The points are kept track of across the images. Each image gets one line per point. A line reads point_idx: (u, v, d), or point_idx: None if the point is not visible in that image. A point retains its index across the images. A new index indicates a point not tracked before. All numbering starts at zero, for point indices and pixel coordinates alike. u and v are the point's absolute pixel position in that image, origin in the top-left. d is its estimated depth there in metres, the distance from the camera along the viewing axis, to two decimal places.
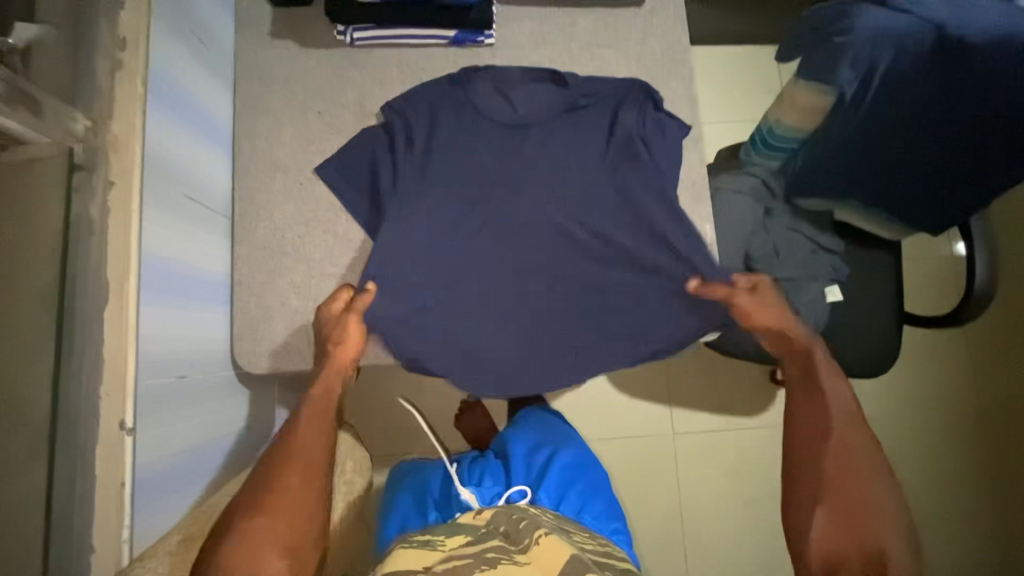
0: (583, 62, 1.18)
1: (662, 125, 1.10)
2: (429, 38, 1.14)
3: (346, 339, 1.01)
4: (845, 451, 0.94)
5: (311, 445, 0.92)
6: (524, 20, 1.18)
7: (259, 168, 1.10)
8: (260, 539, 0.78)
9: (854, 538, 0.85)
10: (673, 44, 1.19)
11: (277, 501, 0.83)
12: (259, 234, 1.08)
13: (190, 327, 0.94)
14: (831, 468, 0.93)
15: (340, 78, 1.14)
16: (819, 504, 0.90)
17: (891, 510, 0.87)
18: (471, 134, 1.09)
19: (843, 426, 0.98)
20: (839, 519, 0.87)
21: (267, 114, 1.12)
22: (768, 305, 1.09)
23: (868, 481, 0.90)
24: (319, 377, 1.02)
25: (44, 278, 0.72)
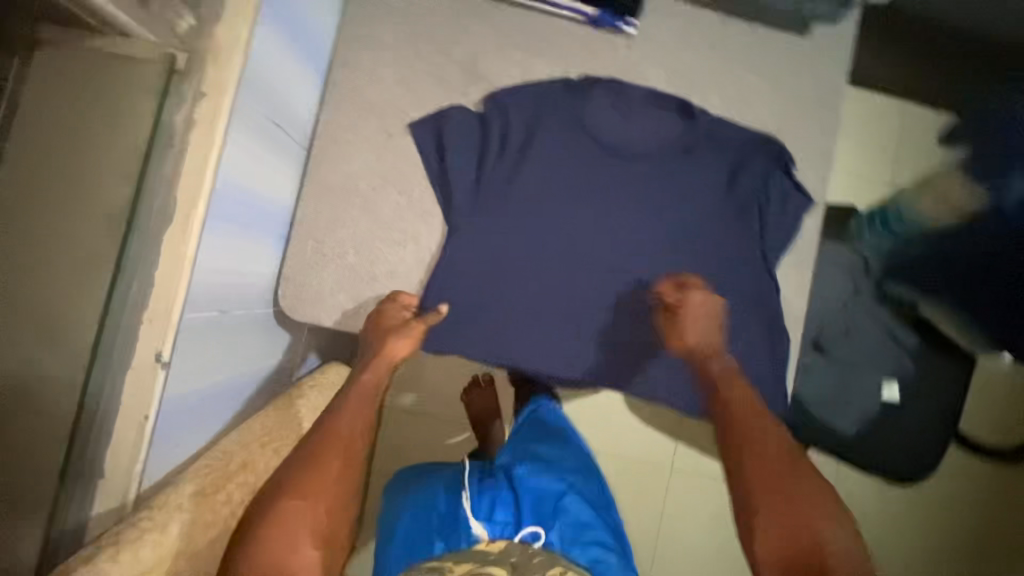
0: (724, 82, 1.05)
1: (784, 199, 1.02)
2: (566, 10, 1.02)
3: (399, 342, 0.94)
4: (755, 438, 0.80)
5: (355, 424, 0.84)
6: (675, 15, 1.04)
7: (349, 105, 1.01)
8: (295, 525, 0.71)
9: (800, 542, 0.69)
10: (825, 90, 1.06)
11: (314, 482, 0.75)
12: (332, 176, 1.01)
13: (246, 260, 0.88)
14: (756, 468, 0.77)
15: (457, 26, 1.02)
16: (755, 511, 0.74)
17: (824, 500, 0.74)
18: (574, 149, 1.03)
19: (783, 441, 0.80)
20: (777, 517, 0.72)
21: (371, 46, 1.02)
22: (705, 325, 0.95)
23: (802, 476, 0.76)
24: (367, 366, 0.93)
25: (117, 190, 0.65)
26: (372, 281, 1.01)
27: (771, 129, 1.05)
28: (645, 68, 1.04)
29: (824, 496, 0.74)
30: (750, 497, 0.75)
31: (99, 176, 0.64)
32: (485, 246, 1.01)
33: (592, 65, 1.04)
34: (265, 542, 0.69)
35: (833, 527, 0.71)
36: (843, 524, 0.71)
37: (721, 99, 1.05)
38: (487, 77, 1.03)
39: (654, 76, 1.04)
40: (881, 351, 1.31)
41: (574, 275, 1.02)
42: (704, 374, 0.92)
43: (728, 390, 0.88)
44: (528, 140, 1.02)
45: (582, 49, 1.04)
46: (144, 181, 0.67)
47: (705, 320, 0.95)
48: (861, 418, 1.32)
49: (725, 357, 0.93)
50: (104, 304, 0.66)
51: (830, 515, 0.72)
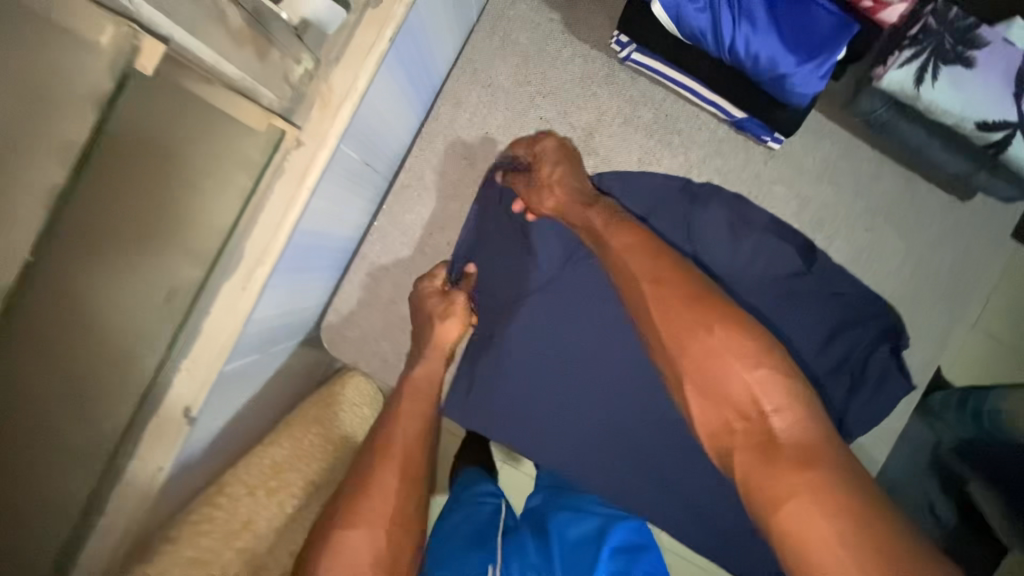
0: (856, 229, 0.94)
1: (886, 379, 0.91)
2: (709, 105, 0.89)
3: (446, 325, 0.88)
4: (673, 316, 0.72)
5: (406, 439, 0.83)
6: (823, 140, 0.93)
7: (447, 144, 0.93)
8: (354, 552, 0.74)
9: (728, 413, 0.67)
10: (965, 266, 0.94)
11: (369, 510, 0.77)
12: (410, 217, 0.94)
13: (297, 298, 0.81)
14: (661, 327, 0.73)
15: (585, 91, 0.93)
16: (685, 390, 0.70)
17: (746, 351, 0.67)
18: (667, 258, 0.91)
19: (685, 310, 0.71)
20: (699, 378, 0.69)
21: (487, 87, 0.92)
22: (558, 175, 0.85)
23: (708, 330, 0.69)
24: (416, 362, 0.89)
25: (199, 240, 0.57)
26: None
27: (888, 294, 0.95)
28: (775, 189, 0.94)
29: (735, 327, 0.69)
30: (675, 372, 0.72)
31: (185, 232, 0.56)
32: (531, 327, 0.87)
33: (718, 170, 0.94)
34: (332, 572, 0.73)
35: (785, 417, 0.65)
36: (793, 410, 0.65)
37: (847, 244, 0.94)
38: (601, 154, 0.94)
39: (782, 201, 0.94)
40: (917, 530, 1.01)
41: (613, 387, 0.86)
42: (590, 232, 0.83)
43: (612, 239, 0.80)
44: None
45: (712, 151, 0.94)
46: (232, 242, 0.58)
47: (561, 171, 0.85)
48: None
49: (610, 204, 0.85)
50: (162, 360, 0.59)
51: (792, 398, 0.66)
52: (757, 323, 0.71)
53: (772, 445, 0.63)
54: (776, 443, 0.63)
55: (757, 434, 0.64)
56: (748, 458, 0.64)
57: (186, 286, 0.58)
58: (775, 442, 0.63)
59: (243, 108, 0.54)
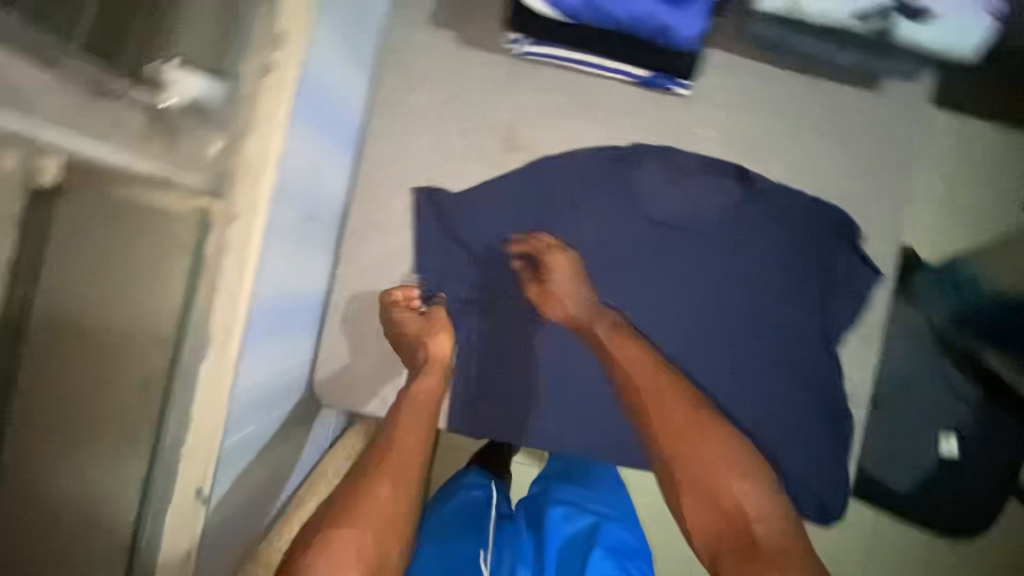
0: (786, 146, 0.97)
1: (852, 276, 0.95)
2: (615, 72, 0.94)
3: (436, 341, 0.91)
4: (665, 412, 0.82)
5: (402, 446, 0.82)
6: (729, 74, 0.97)
7: (384, 181, 0.97)
8: (343, 547, 0.68)
9: (719, 518, 0.74)
10: (894, 152, 0.98)
11: (362, 511, 0.73)
12: (367, 258, 0.97)
13: (276, 360, 0.82)
14: (659, 432, 0.82)
15: (497, 94, 0.96)
16: (683, 491, 0.78)
17: (732, 461, 0.79)
18: (613, 226, 0.95)
19: (684, 420, 0.81)
20: (699, 483, 0.76)
21: (405, 118, 0.97)
22: (575, 272, 0.93)
23: (711, 441, 0.80)
24: (415, 376, 0.90)
25: (156, 332, 0.57)
26: None
27: (836, 197, 0.97)
28: (700, 131, 0.97)
29: (728, 447, 0.80)
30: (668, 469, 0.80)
31: (139, 329, 0.56)
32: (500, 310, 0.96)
33: (642, 130, 0.96)
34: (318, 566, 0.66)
35: (765, 525, 0.73)
36: (774, 523, 0.73)
37: (782, 162, 0.97)
38: (529, 147, 0.97)
39: (709, 139, 0.97)
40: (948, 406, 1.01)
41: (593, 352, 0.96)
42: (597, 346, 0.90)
43: (617, 351, 0.88)
44: (568, 216, 0.96)
45: (631, 113, 0.96)
46: (185, 330, 0.58)
47: (579, 288, 0.92)
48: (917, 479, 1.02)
49: (619, 318, 0.92)
50: (152, 457, 0.59)
51: (774, 512, 0.75)
52: (748, 444, 0.83)
53: (753, 547, 0.70)
54: (758, 547, 0.70)
55: (742, 540, 0.71)
56: (732, 558, 0.70)
57: (154, 381, 0.58)
58: (756, 549, 0.69)
59: (167, 197, 0.56)
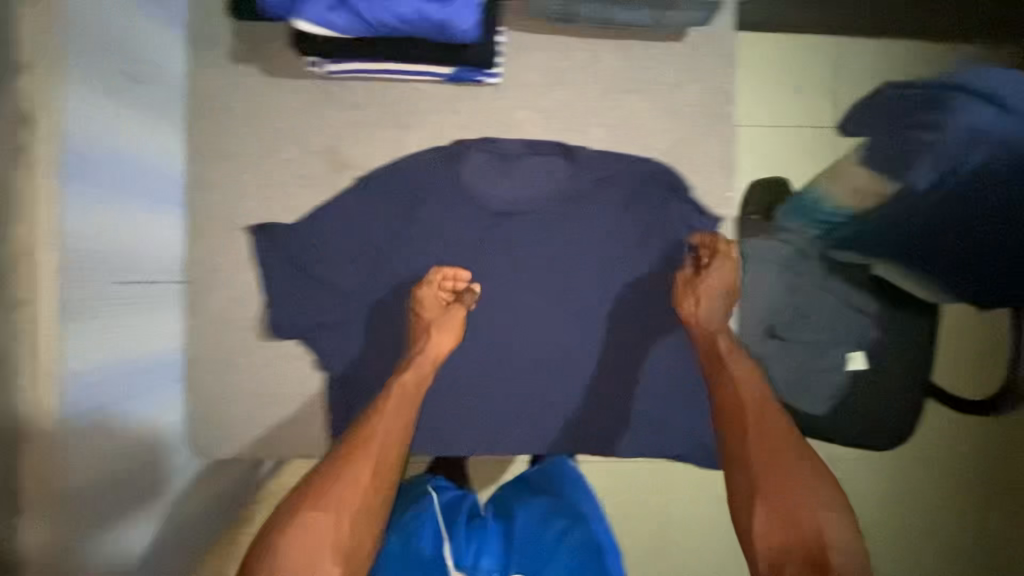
0: (604, 112, 0.98)
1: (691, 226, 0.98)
2: (419, 74, 0.93)
3: (441, 336, 0.89)
4: (787, 467, 0.81)
5: (383, 433, 0.82)
6: (536, 52, 0.97)
7: (219, 228, 0.96)
8: (316, 537, 0.73)
9: (793, 538, 0.77)
10: (714, 95, 0.99)
11: (339, 499, 0.76)
12: (219, 305, 0.96)
13: (138, 428, 0.81)
14: (754, 451, 0.83)
15: (313, 119, 0.96)
16: (756, 503, 0.80)
17: (820, 493, 0.80)
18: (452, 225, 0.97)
19: (799, 451, 0.83)
20: (776, 505, 0.79)
21: (225, 159, 0.96)
22: (712, 290, 0.92)
23: (792, 461, 0.82)
24: (410, 363, 0.88)
25: None
26: (285, 400, 0.98)
27: (663, 152, 0.99)
28: (518, 115, 0.97)
29: (827, 479, 0.81)
30: (750, 488, 0.81)
31: None
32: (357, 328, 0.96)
33: (462, 124, 0.97)
34: (289, 552, 0.72)
35: (845, 555, 0.75)
36: (852, 550, 0.76)
37: (604, 128, 0.98)
38: (355, 163, 0.97)
39: (529, 121, 0.98)
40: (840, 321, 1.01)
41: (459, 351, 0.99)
42: (711, 352, 0.92)
43: (730, 367, 0.89)
44: (410, 224, 0.96)
45: (448, 110, 0.97)
46: None
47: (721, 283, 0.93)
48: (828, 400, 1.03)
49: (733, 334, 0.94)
50: None
51: (857, 545, 0.76)
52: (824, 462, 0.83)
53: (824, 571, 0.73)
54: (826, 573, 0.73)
55: (816, 561, 0.74)
56: None
57: None
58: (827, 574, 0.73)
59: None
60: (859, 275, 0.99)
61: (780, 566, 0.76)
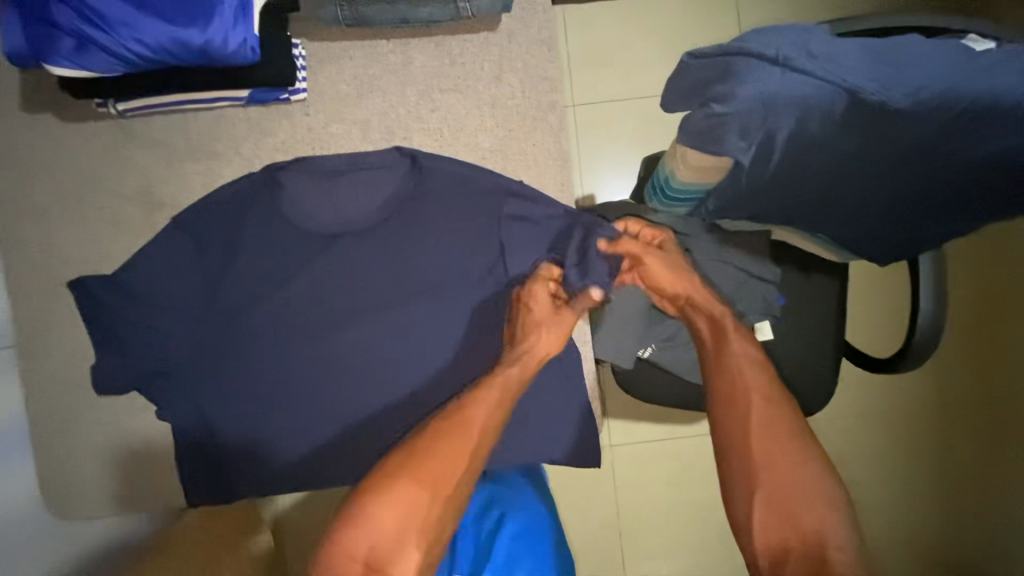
0: (424, 114, 0.93)
1: (534, 221, 0.93)
2: (216, 101, 0.88)
3: (553, 334, 0.87)
4: (775, 449, 0.73)
5: (484, 417, 0.78)
6: (341, 61, 0.92)
7: (40, 286, 0.92)
8: (412, 506, 0.69)
9: (790, 533, 0.68)
10: (538, 83, 0.93)
11: (436, 475, 0.71)
12: (52, 365, 0.93)
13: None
14: (757, 439, 0.74)
15: (117, 160, 0.92)
16: (757, 493, 0.72)
17: (826, 489, 0.70)
18: (282, 255, 0.92)
19: (795, 435, 0.74)
20: (777, 498, 0.70)
21: (35, 215, 0.92)
22: (677, 261, 0.86)
23: (795, 447, 0.73)
24: (532, 340, 0.86)
25: None
26: (134, 454, 0.95)
27: (490, 149, 0.94)
28: (333, 130, 0.93)
29: (822, 468, 0.72)
30: (745, 471, 0.74)
31: None
32: (197, 376, 0.93)
33: (277, 147, 0.93)
34: (379, 515, 0.68)
35: (845, 553, 0.65)
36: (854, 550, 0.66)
37: (426, 133, 0.93)
38: (170, 202, 0.93)
39: (344, 135, 0.93)
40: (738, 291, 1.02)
41: (310, 385, 0.94)
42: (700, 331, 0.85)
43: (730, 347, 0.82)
44: (232, 260, 0.92)
45: (259, 134, 0.92)
46: None
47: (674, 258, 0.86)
48: None
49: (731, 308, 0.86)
50: None
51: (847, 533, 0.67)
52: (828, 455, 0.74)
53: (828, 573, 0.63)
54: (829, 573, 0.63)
55: (814, 559, 0.65)
56: None
57: None
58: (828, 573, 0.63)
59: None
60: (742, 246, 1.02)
61: (780, 566, 0.67)
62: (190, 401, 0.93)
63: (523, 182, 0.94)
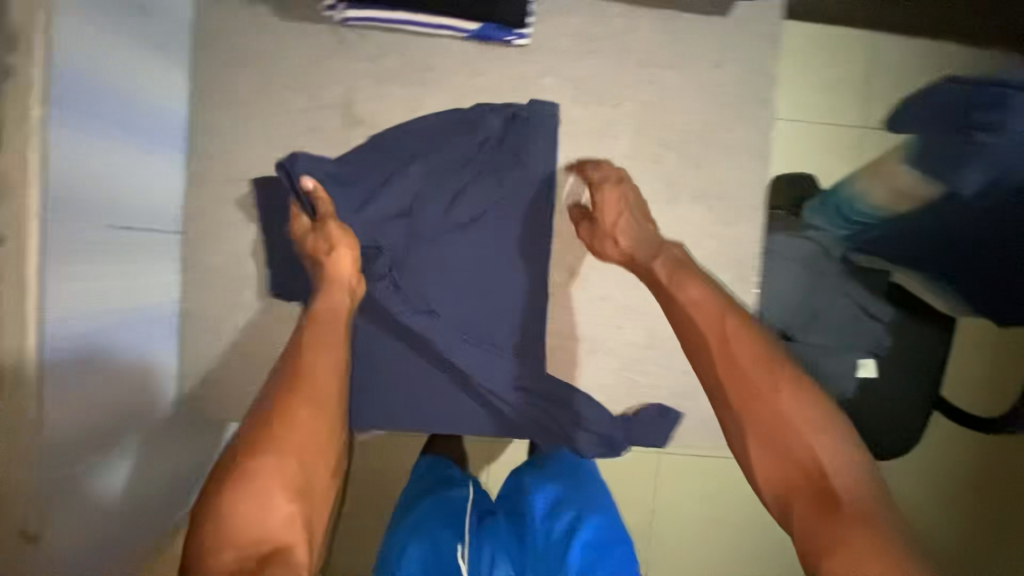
0: (638, 85, 0.92)
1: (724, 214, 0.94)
2: (442, 29, 0.87)
3: (334, 287, 0.82)
4: (750, 379, 0.65)
5: (326, 365, 0.75)
6: (570, 15, 0.91)
7: (221, 177, 0.91)
8: (268, 471, 0.63)
9: (790, 467, 0.59)
10: (756, 77, 0.92)
11: (294, 442, 0.67)
12: (215, 259, 0.92)
13: (138, 368, 0.81)
14: (727, 377, 0.67)
15: (325, 67, 0.90)
16: (750, 441, 0.63)
17: (812, 415, 0.62)
18: (472, 195, 0.92)
19: (766, 369, 0.66)
20: (766, 437, 0.62)
21: (231, 105, 0.90)
22: (629, 211, 0.87)
23: (766, 384, 0.64)
24: (326, 288, 0.82)
25: None
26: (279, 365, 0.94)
27: (695, 132, 0.93)
28: (546, 82, 0.92)
29: (806, 391, 0.64)
30: (741, 427, 0.64)
31: None
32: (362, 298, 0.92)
33: (486, 88, 0.91)
34: (235, 497, 0.60)
35: (845, 475, 0.58)
36: (859, 473, 0.58)
37: (636, 104, 0.92)
38: (369, 120, 0.91)
39: (556, 90, 0.92)
40: (856, 330, 0.96)
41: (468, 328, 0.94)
42: (653, 281, 0.82)
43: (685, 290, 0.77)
44: (422, 191, 0.91)
45: (471, 70, 0.91)
46: None
47: (629, 197, 0.87)
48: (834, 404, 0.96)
49: (676, 253, 0.83)
50: None
51: (853, 461, 0.59)
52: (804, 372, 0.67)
53: (836, 502, 0.55)
54: (838, 502, 0.55)
55: (821, 493, 0.56)
56: (807, 511, 0.56)
57: None
58: (836, 499, 0.55)
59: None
60: (876, 279, 0.95)
61: (788, 510, 0.58)
62: (349, 321, 0.92)
63: (721, 172, 0.93)
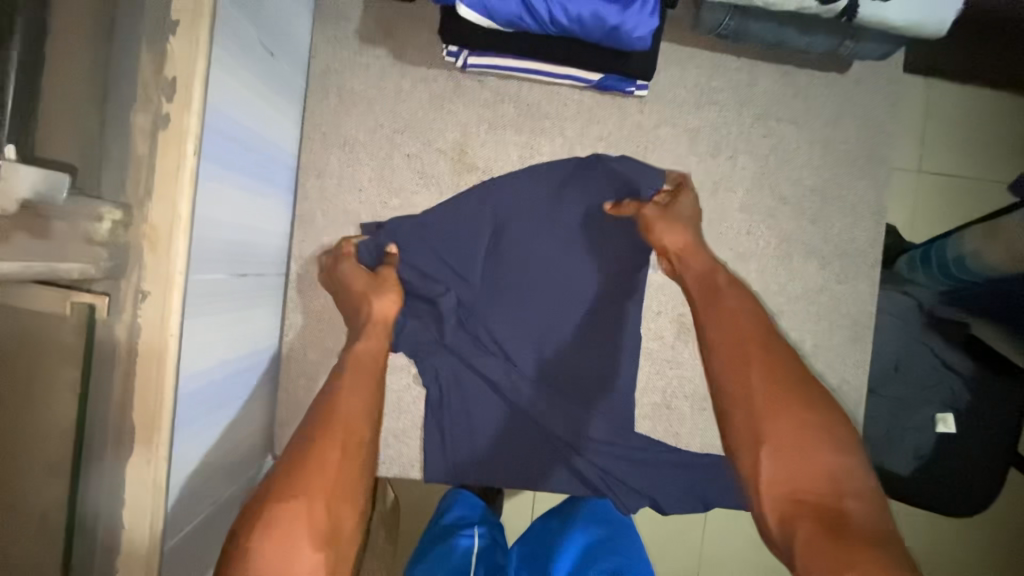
0: (755, 139, 0.91)
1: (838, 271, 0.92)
2: (563, 78, 0.85)
3: (374, 332, 0.76)
4: (774, 391, 0.59)
5: (350, 399, 0.65)
6: (688, 67, 0.90)
7: (327, 218, 0.88)
8: (291, 519, 0.52)
9: (804, 485, 0.53)
10: (872, 135, 0.92)
11: (325, 481, 0.56)
12: (318, 302, 0.89)
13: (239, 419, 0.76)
14: (760, 385, 0.59)
15: (439, 112, 0.88)
16: (763, 449, 0.56)
17: (839, 436, 0.56)
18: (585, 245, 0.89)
19: (811, 389, 0.59)
20: (787, 452, 0.55)
21: (341, 146, 0.88)
22: (685, 216, 0.82)
23: (795, 408, 0.58)
24: (360, 333, 0.75)
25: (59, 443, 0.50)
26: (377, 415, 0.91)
27: (811, 187, 0.91)
28: (661, 132, 0.90)
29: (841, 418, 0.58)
30: (756, 431, 0.57)
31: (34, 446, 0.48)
32: (463, 349, 0.87)
33: (601, 136, 0.90)
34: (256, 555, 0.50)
35: (861, 501, 0.52)
36: (877, 504, 0.52)
37: (752, 157, 0.91)
38: (482, 166, 0.89)
39: (673, 140, 0.90)
40: (936, 385, 1.01)
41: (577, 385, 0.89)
42: (691, 285, 0.75)
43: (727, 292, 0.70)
44: (534, 239, 0.88)
45: (586, 118, 0.90)
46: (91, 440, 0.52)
47: (690, 222, 0.82)
48: (917, 456, 1.01)
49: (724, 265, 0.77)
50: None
51: (870, 489, 0.53)
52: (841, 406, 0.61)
53: (847, 529, 0.49)
54: (852, 530, 0.49)
55: (833, 517, 0.50)
56: (812, 533, 0.50)
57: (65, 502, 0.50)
58: (848, 527, 0.49)
59: (39, 294, 0.47)
60: (957, 333, 1.01)
61: (790, 529, 0.51)
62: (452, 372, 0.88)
63: (835, 228, 0.92)
